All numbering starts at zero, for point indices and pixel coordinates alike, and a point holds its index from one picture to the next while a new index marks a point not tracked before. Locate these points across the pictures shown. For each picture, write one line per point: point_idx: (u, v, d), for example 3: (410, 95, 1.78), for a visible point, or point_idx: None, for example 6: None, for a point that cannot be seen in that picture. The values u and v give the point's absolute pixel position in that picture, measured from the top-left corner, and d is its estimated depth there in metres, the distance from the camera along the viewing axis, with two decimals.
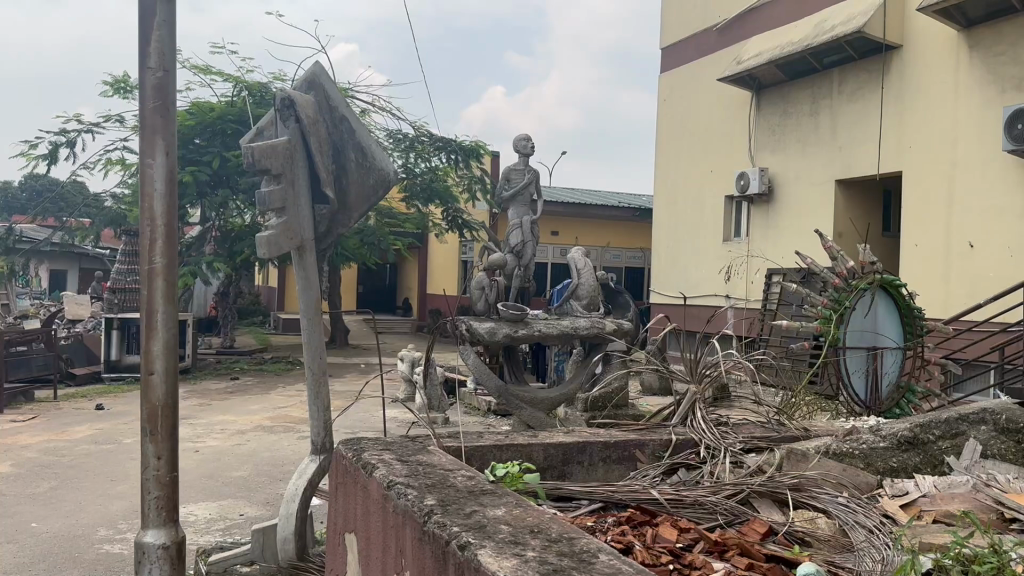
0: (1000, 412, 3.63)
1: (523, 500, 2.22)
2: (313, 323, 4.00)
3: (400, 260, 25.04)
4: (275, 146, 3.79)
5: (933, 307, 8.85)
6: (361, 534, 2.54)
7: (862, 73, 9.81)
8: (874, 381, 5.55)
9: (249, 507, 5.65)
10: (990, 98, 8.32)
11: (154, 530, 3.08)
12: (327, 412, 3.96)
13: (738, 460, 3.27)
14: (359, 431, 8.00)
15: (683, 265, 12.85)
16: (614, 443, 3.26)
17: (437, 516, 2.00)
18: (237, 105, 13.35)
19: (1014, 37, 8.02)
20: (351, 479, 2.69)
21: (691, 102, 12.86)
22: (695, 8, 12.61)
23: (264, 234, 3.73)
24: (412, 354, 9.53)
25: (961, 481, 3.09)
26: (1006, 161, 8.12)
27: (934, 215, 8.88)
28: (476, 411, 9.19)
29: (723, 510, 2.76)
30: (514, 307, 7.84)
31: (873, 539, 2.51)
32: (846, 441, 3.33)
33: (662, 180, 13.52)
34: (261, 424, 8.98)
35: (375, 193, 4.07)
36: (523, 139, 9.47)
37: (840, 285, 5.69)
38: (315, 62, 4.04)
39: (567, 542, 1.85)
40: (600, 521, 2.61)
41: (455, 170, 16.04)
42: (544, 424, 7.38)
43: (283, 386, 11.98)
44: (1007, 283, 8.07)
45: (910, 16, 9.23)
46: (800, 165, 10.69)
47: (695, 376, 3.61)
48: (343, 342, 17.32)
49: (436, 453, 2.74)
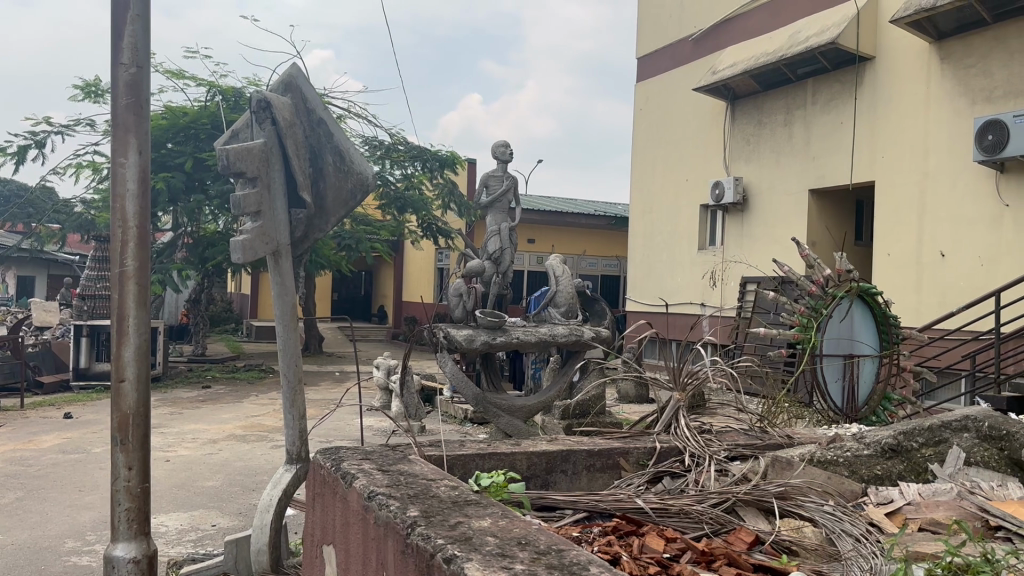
0: (982, 420, 3.61)
1: (509, 511, 2.16)
2: (288, 329, 3.91)
3: (375, 266, 24.90)
4: (249, 149, 3.71)
5: (906, 315, 8.91)
6: (340, 546, 2.47)
7: (835, 84, 9.89)
8: (851, 388, 5.54)
9: (221, 518, 5.53)
10: (961, 110, 8.41)
11: (124, 543, 2.98)
12: (302, 420, 3.87)
13: (723, 468, 3.24)
14: (335, 440, 7.89)
15: (660, 273, 12.86)
16: (598, 451, 3.22)
17: (421, 528, 1.94)
18: (211, 110, 13.18)
19: (984, 49, 8.13)
20: (329, 488, 2.62)
21: (665, 111, 12.90)
22: (670, 18, 12.69)
23: (238, 239, 3.66)
24: (387, 362, 9.45)
25: (945, 489, 3.09)
26: (977, 170, 8.19)
27: (906, 225, 8.96)
28: (454, 419, 9.12)
29: (710, 519, 2.72)
30: (492, 314, 7.78)
31: (860, 548, 2.48)
32: (830, 448, 3.32)
33: (638, 189, 13.54)
34: (233, 432, 8.84)
35: (353, 199, 4.01)
36: (501, 145, 9.43)
37: (817, 293, 5.66)
38: (291, 64, 3.97)
39: (556, 554, 1.79)
40: (586, 532, 2.57)
41: (430, 178, 15.99)
42: (521, 432, 7.33)
43: (255, 394, 11.83)
44: (977, 291, 8.15)
45: (883, 27, 9.31)
46: (775, 174, 10.75)
47: (677, 383, 3.57)
48: (317, 349, 17.12)
49: (417, 462, 2.67)
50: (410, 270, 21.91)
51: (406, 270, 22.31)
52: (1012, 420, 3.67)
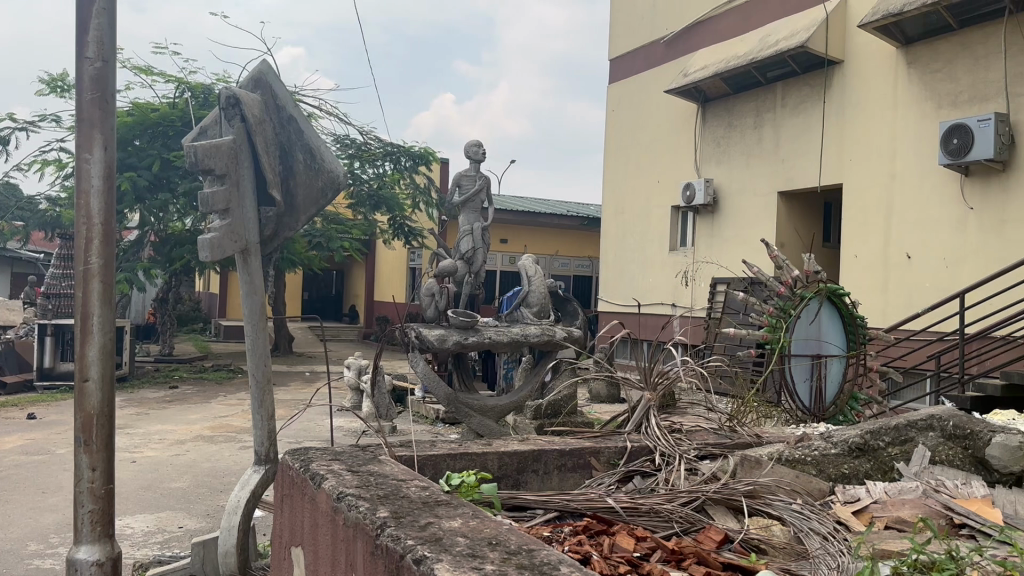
0: (946, 419, 3.64)
1: (479, 511, 2.15)
2: (257, 329, 3.87)
3: (346, 266, 24.78)
4: (218, 146, 3.66)
5: (873, 315, 9.03)
6: (308, 548, 2.45)
7: (804, 88, 10.00)
8: (818, 389, 5.60)
9: (188, 519, 5.46)
10: (927, 114, 8.52)
11: (87, 546, 2.92)
12: (270, 421, 3.83)
13: (692, 467, 3.25)
14: (305, 441, 7.84)
15: (631, 274, 12.91)
16: (569, 451, 3.22)
17: (391, 529, 1.92)
18: (179, 107, 13.03)
19: (950, 54, 8.25)
20: (298, 489, 2.59)
21: (637, 112, 12.97)
22: (642, 20, 12.75)
23: (207, 236, 3.60)
24: (358, 362, 9.39)
25: (911, 487, 3.12)
26: (942, 174, 8.31)
27: (873, 227, 9.08)
28: (425, 419, 9.10)
29: (679, 517, 2.73)
30: (464, 314, 7.76)
31: (828, 547, 2.50)
32: (798, 448, 3.36)
33: (610, 190, 13.59)
34: (201, 433, 8.73)
35: (323, 198, 3.97)
36: (474, 145, 9.41)
37: (785, 294, 5.72)
38: (261, 61, 3.91)
39: (527, 554, 1.78)
40: (556, 531, 2.56)
41: (401, 176, 15.96)
42: (493, 432, 7.32)
43: (224, 394, 11.71)
44: (943, 292, 8.28)
45: (851, 31, 9.41)
46: (745, 175, 10.84)
47: (648, 383, 3.58)
48: (286, 349, 16.96)
49: (387, 463, 2.65)
50: (382, 270, 21.82)
51: (377, 269, 22.22)
52: (977, 419, 3.69)
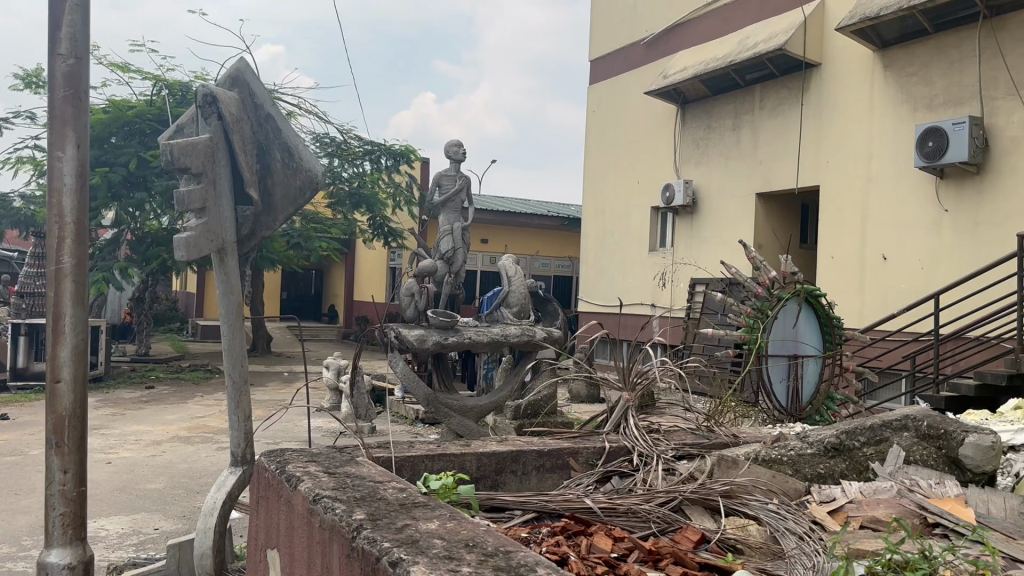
0: (921, 419, 3.66)
1: (457, 513, 2.14)
2: (234, 329, 3.84)
3: (325, 265, 24.65)
4: (195, 144, 3.63)
5: (849, 316, 9.11)
6: (284, 550, 2.43)
7: (783, 90, 10.06)
8: (795, 389, 5.64)
9: (164, 521, 5.41)
10: (903, 117, 8.60)
11: (58, 549, 2.88)
12: (247, 422, 3.80)
13: (670, 468, 3.26)
14: (283, 443, 7.79)
15: (611, 274, 12.95)
16: (547, 451, 3.22)
17: (367, 531, 1.91)
18: (157, 105, 12.91)
19: (926, 57, 8.34)
20: (274, 492, 2.57)
21: (617, 114, 13.00)
22: (623, 21, 12.79)
23: (183, 236, 3.57)
24: (337, 362, 9.35)
25: (885, 487, 3.15)
26: (918, 176, 8.39)
27: (850, 228, 9.16)
28: (405, 420, 9.07)
29: (657, 517, 2.74)
30: (444, 315, 7.74)
31: (803, 547, 2.51)
32: (774, 448, 3.38)
33: (590, 190, 13.62)
34: (178, 434, 8.64)
35: (301, 196, 3.94)
36: (454, 144, 9.39)
37: (763, 295, 5.76)
38: (238, 58, 3.87)
39: (503, 556, 1.78)
40: (534, 532, 2.56)
41: (382, 175, 15.95)
42: (473, 432, 7.29)
43: (202, 395, 11.61)
44: (918, 293, 8.37)
45: (829, 35, 9.48)
46: (724, 176, 10.90)
47: (627, 383, 3.59)
48: (265, 349, 16.85)
49: (363, 465, 2.63)
50: (362, 269, 21.74)
51: (357, 269, 22.14)
52: (950, 419, 3.71)
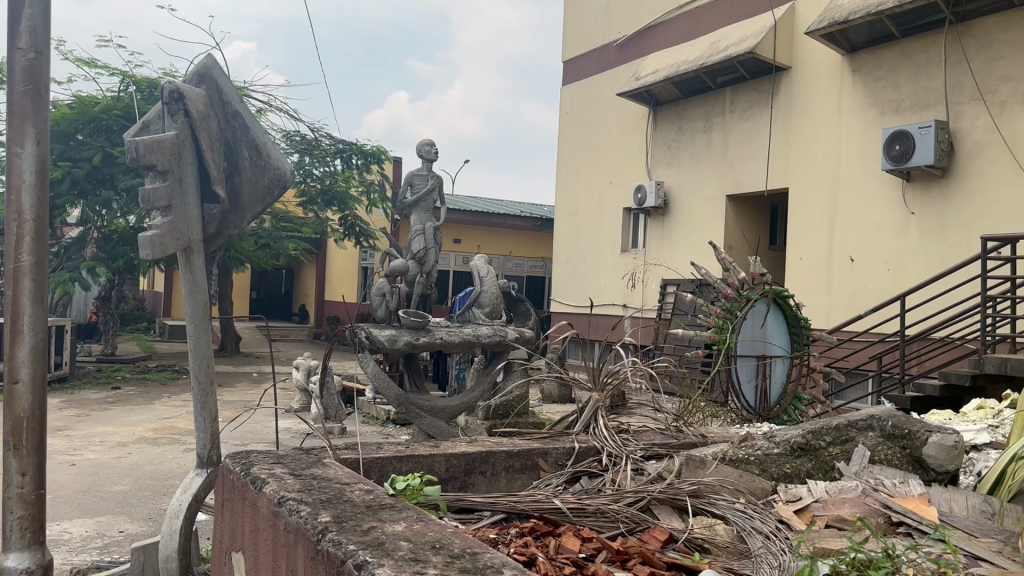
0: (886, 419, 3.70)
1: (424, 514, 2.13)
2: (200, 328, 3.78)
3: (296, 265, 24.46)
4: (161, 141, 3.58)
5: (817, 317, 9.22)
6: (249, 552, 2.39)
7: (753, 92, 10.15)
8: (763, 388, 5.68)
9: (128, 524, 5.32)
10: (870, 121, 8.72)
11: (16, 553, 2.83)
12: (214, 423, 3.75)
13: (639, 468, 3.28)
14: (250, 444, 7.71)
15: (583, 275, 12.97)
16: (517, 452, 3.22)
17: (332, 534, 1.89)
18: (124, 101, 12.72)
19: (893, 62, 8.45)
20: (238, 494, 2.53)
21: (590, 115, 13.04)
22: (596, 23, 12.83)
23: (147, 234, 3.51)
24: (306, 362, 9.27)
25: (850, 486, 3.18)
26: (885, 179, 8.50)
27: (818, 230, 9.26)
28: (375, 421, 9.02)
29: (625, 517, 2.74)
30: (415, 315, 7.69)
31: (770, 546, 2.53)
32: (742, 448, 3.41)
33: (562, 192, 13.64)
34: (143, 435, 8.51)
35: (269, 194, 3.90)
36: (426, 144, 9.36)
37: (732, 295, 5.81)
38: (206, 54, 3.83)
39: (470, 557, 1.77)
40: (502, 533, 2.55)
41: (354, 174, 15.86)
42: (444, 433, 7.26)
43: (169, 396, 11.45)
44: (885, 295, 8.48)
45: (798, 39, 9.57)
46: (695, 178, 10.97)
47: (596, 384, 3.59)
48: (233, 349, 16.66)
49: (330, 466, 2.60)
50: (333, 269, 21.60)
51: (328, 269, 21.99)
52: (914, 420, 3.77)
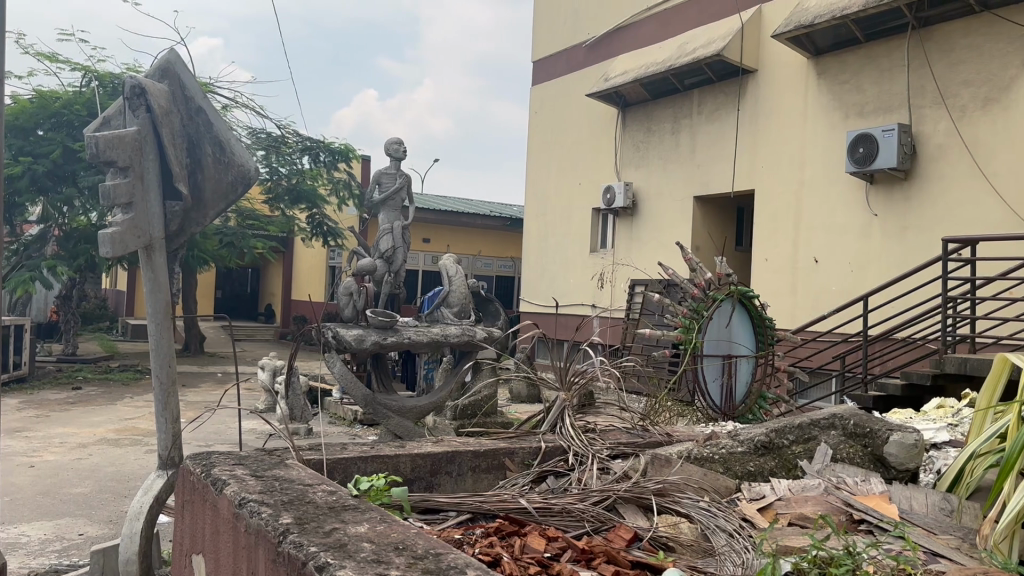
0: (848, 418, 3.75)
1: (388, 515, 2.11)
2: (162, 328, 3.71)
3: (262, 264, 24.22)
4: (121, 137, 3.51)
5: (782, 318, 9.33)
6: (209, 555, 2.35)
7: (720, 95, 10.23)
8: (729, 387, 5.73)
9: (88, 526, 5.22)
10: (835, 124, 8.83)
11: None
12: (175, 423, 3.70)
13: (605, 467, 3.29)
14: (214, 445, 7.61)
15: (552, 275, 12.99)
16: (483, 452, 3.21)
17: (294, 535, 1.86)
18: (85, 97, 12.49)
19: (857, 66, 8.57)
20: (198, 495, 2.49)
21: (559, 116, 13.07)
22: (565, 24, 12.86)
23: (107, 232, 3.45)
24: (272, 363, 9.18)
25: (813, 484, 3.21)
26: (849, 181, 8.62)
27: (783, 232, 9.37)
28: (342, 421, 8.95)
29: (591, 517, 2.74)
30: (383, 314, 7.63)
31: (733, 544, 2.55)
32: (706, 446, 3.43)
33: (531, 192, 13.65)
34: (105, 437, 8.36)
35: (232, 191, 3.85)
36: (394, 143, 9.31)
37: (698, 296, 5.85)
38: (169, 49, 3.76)
39: (433, 558, 1.76)
40: (467, 533, 2.54)
41: (321, 172, 15.74)
42: (411, 433, 7.22)
43: (131, 396, 11.28)
44: (848, 296, 8.60)
45: (765, 42, 9.67)
46: (663, 179, 11.04)
47: (563, 384, 3.59)
48: (198, 349, 16.44)
49: (294, 467, 2.57)
50: (300, 268, 21.41)
51: (294, 268, 21.81)
52: (875, 419, 3.81)
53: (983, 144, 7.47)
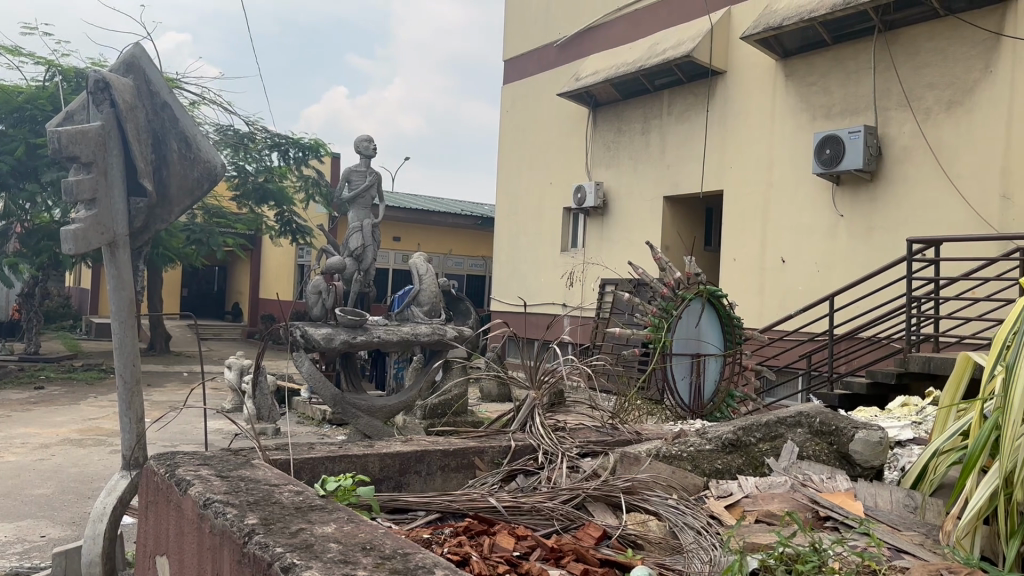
0: (814, 415, 3.78)
1: (356, 515, 2.09)
2: (125, 326, 3.65)
3: (230, 262, 23.95)
4: (85, 132, 3.45)
5: (749, 317, 9.42)
6: (173, 556, 2.32)
7: (689, 96, 10.30)
8: (697, 385, 5.78)
9: (50, 528, 5.12)
10: (802, 125, 8.92)
11: None
12: (139, 422, 3.64)
13: (574, 465, 3.29)
14: (180, 445, 7.51)
15: (523, 275, 13.00)
16: (453, 451, 3.19)
17: (259, 536, 1.84)
18: (49, 91, 12.25)
19: (824, 68, 8.67)
20: (162, 496, 2.45)
21: (530, 115, 13.08)
22: (536, 24, 12.88)
23: (70, 228, 3.38)
24: (240, 362, 9.08)
25: (780, 482, 3.24)
26: (816, 182, 8.71)
27: (751, 232, 9.46)
28: (311, 420, 8.88)
29: (560, 515, 2.74)
30: (353, 313, 7.57)
31: (701, 541, 2.57)
32: (675, 445, 3.46)
33: (502, 192, 13.65)
34: (68, 437, 8.21)
35: (198, 188, 3.79)
36: (365, 140, 9.25)
37: (669, 295, 5.84)
38: (134, 43, 3.69)
39: (401, 558, 1.74)
40: (436, 533, 2.52)
41: (290, 169, 15.60)
42: (381, 432, 7.18)
43: (95, 396, 11.09)
44: (814, 295, 8.70)
45: (734, 43, 9.75)
46: (633, 179, 11.09)
47: (534, 382, 3.58)
48: (164, 348, 16.20)
49: (260, 467, 2.55)
50: (269, 267, 21.21)
51: (263, 266, 21.61)
52: (841, 416, 3.85)
53: (946, 146, 7.59)
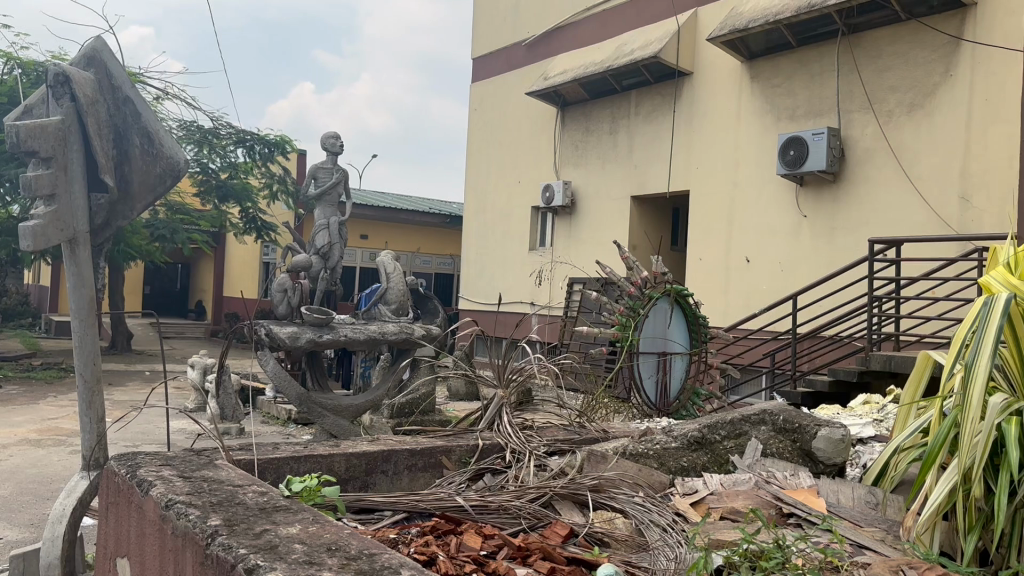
0: (778, 413, 3.82)
1: (321, 515, 2.07)
2: (84, 325, 3.57)
3: (194, 259, 23.64)
4: (44, 126, 3.38)
5: (715, 316, 9.52)
6: (134, 558, 2.28)
7: (656, 96, 10.37)
8: (663, 384, 5.83)
9: (7, 531, 5.01)
10: (767, 126, 9.02)
11: None
12: (99, 422, 3.57)
13: (542, 463, 3.29)
14: (142, 445, 7.39)
15: (491, 273, 12.99)
16: (420, 450, 3.18)
17: (222, 538, 1.81)
18: (7, 84, 11.98)
19: (789, 70, 8.77)
20: (123, 497, 2.41)
21: (498, 114, 13.08)
22: (504, 23, 12.87)
23: (28, 224, 3.31)
24: (203, 361, 8.96)
25: (744, 479, 3.27)
26: (781, 182, 8.82)
27: (717, 232, 9.54)
28: (276, 420, 8.80)
29: (527, 514, 2.74)
30: (319, 311, 7.49)
31: (666, 538, 2.59)
32: (641, 443, 3.48)
33: (471, 190, 13.63)
34: (26, 437, 8.04)
35: (160, 183, 3.73)
36: (331, 137, 9.18)
37: (635, 294, 5.88)
38: (95, 36, 3.65)
39: (367, 558, 1.73)
40: (402, 533, 2.51)
41: (255, 166, 15.43)
42: (347, 432, 7.13)
43: (53, 396, 10.87)
44: (778, 294, 8.81)
45: (700, 44, 9.83)
46: (601, 178, 11.13)
47: (501, 381, 3.58)
48: (126, 347, 15.94)
49: (223, 467, 2.52)
50: (234, 264, 20.98)
51: (228, 263, 21.36)
52: (804, 414, 3.90)
53: (907, 148, 7.73)
